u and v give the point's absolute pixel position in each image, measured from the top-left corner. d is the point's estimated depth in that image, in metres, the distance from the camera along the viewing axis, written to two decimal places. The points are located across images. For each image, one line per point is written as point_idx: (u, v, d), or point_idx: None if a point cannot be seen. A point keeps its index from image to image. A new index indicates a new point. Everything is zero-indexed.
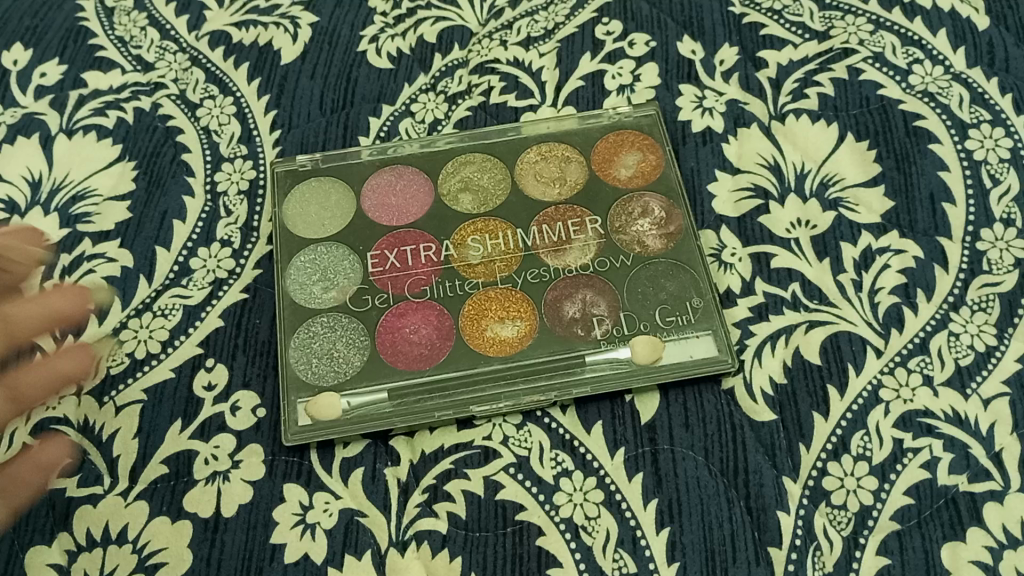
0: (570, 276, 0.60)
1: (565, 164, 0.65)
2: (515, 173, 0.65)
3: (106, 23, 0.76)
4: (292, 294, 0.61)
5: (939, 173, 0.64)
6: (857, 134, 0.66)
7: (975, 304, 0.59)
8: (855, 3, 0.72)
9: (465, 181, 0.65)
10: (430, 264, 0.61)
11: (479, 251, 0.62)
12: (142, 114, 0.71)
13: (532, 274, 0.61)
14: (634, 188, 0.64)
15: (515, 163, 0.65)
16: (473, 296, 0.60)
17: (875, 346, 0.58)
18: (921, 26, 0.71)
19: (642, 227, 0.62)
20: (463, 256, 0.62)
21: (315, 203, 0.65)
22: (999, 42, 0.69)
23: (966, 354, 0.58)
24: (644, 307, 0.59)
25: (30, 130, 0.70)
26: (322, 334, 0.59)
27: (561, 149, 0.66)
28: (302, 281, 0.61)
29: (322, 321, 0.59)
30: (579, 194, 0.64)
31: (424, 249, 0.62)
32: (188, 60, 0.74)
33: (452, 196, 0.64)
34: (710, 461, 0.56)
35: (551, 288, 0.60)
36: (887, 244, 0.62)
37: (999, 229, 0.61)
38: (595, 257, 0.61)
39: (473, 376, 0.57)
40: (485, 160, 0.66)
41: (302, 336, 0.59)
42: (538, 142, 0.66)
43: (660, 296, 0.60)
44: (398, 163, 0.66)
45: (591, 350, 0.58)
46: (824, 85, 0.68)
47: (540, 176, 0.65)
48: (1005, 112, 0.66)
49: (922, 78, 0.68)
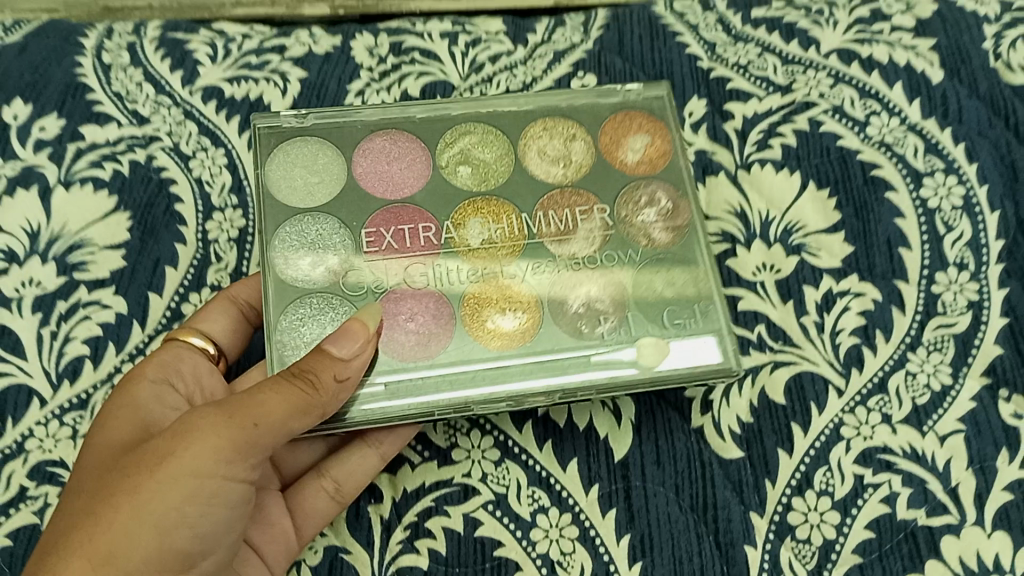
0: (575, 268, 0.60)
1: (570, 142, 0.64)
2: (518, 148, 0.64)
3: (103, 78, 0.79)
4: (280, 271, 0.59)
5: (895, 220, 0.67)
6: (819, 181, 0.69)
7: (931, 345, 0.62)
8: (815, 58, 0.76)
9: (464, 154, 0.63)
10: (428, 246, 0.60)
11: (480, 234, 0.61)
12: (137, 166, 0.74)
13: (537, 265, 0.60)
14: (641, 175, 0.63)
15: (518, 137, 0.64)
16: (475, 284, 0.60)
17: (836, 386, 0.61)
18: (879, 79, 0.74)
19: (649, 219, 0.62)
20: (464, 239, 0.61)
21: (300, 166, 0.62)
22: (953, 95, 0.72)
23: (922, 394, 0.61)
24: (651, 311, 0.59)
25: (30, 182, 0.73)
26: (310, 319, 0.58)
27: (567, 126, 0.65)
28: (288, 254, 0.59)
29: (311, 304, 0.58)
30: (585, 176, 0.63)
31: (423, 229, 0.61)
32: (182, 114, 0.77)
33: (451, 169, 0.63)
34: (680, 497, 0.58)
35: (556, 282, 0.60)
36: (847, 287, 0.65)
37: (953, 272, 0.65)
38: (601, 250, 0.61)
39: (468, 372, 0.57)
40: (486, 132, 0.64)
41: (290, 319, 0.58)
42: (543, 116, 0.65)
43: (665, 300, 0.60)
44: (395, 127, 0.64)
45: (596, 350, 0.58)
46: (787, 136, 0.72)
47: (545, 152, 0.64)
48: (957, 161, 0.69)
49: (879, 129, 0.71)
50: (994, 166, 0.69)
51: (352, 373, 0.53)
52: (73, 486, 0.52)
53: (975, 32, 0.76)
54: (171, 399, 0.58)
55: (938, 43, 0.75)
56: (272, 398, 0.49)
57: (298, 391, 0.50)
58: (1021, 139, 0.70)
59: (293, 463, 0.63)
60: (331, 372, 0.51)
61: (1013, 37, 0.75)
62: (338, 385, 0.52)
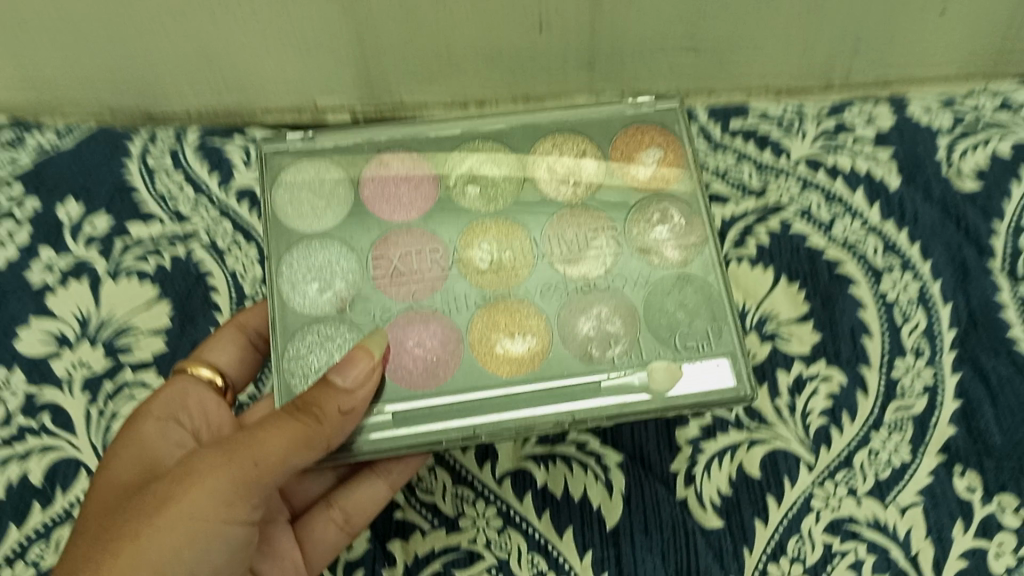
0: (580, 292, 0.66)
1: (581, 158, 0.69)
2: (527, 165, 0.69)
3: (148, 181, 0.86)
4: (288, 298, 0.65)
5: (859, 312, 0.74)
6: (788, 277, 0.77)
7: (892, 425, 0.69)
8: (785, 166, 0.83)
9: (472, 171, 0.69)
10: (436, 268, 0.67)
11: (488, 257, 0.67)
12: (178, 260, 0.82)
13: (543, 287, 0.66)
14: (653, 191, 0.69)
15: (526, 155, 0.69)
16: (485, 304, 0.66)
17: (807, 462, 0.68)
18: (842, 186, 0.81)
19: (659, 236, 0.67)
20: (473, 260, 0.67)
21: (308, 191, 0.68)
22: (909, 201, 0.79)
23: (884, 469, 0.67)
24: (665, 336, 0.64)
25: (80, 273, 0.81)
26: (315, 343, 0.64)
27: (578, 142, 0.69)
28: (295, 280, 0.66)
29: (316, 329, 0.65)
30: (594, 195, 0.69)
31: (430, 253, 0.67)
32: (218, 213, 0.84)
33: (459, 189, 0.69)
34: (666, 563, 0.65)
35: (563, 305, 0.66)
36: (816, 371, 0.72)
37: (911, 359, 0.72)
38: (610, 271, 0.66)
39: (466, 402, 0.62)
40: (495, 149, 0.69)
41: (296, 345, 0.64)
42: (552, 133, 0.70)
43: (676, 323, 0.64)
44: (401, 148, 0.69)
45: (607, 375, 0.63)
46: (761, 236, 0.80)
47: (554, 170, 0.69)
48: (913, 258, 0.77)
49: (844, 230, 0.79)
50: (946, 266, 0.76)
51: (354, 404, 0.59)
52: (85, 517, 0.58)
53: (932, 138, 0.82)
54: (176, 435, 0.64)
55: (894, 151, 0.82)
56: (272, 434, 0.55)
57: (298, 425, 0.56)
58: (971, 242, 0.77)
59: (300, 495, 0.71)
60: (331, 405, 0.57)
61: (968, 145, 0.81)
62: (339, 418, 0.58)
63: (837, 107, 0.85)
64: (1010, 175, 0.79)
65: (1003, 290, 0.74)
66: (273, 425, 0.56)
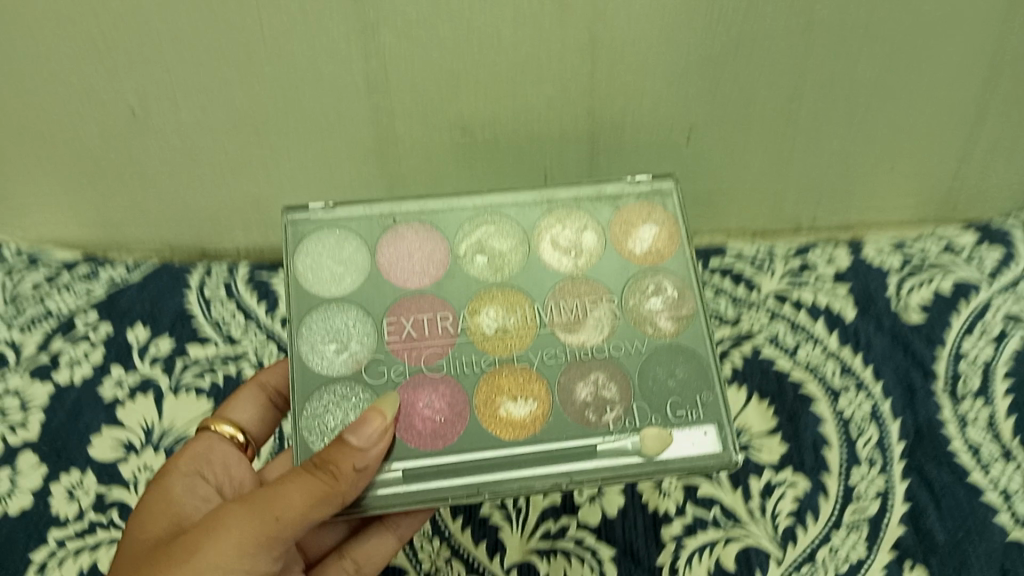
0: (580, 360, 0.70)
1: (582, 233, 0.74)
2: (529, 238, 0.74)
3: (205, 309, 0.98)
4: (307, 358, 0.69)
5: (820, 426, 0.85)
6: (758, 392, 0.88)
7: (849, 525, 0.79)
8: (756, 298, 0.94)
9: (480, 245, 0.74)
10: (446, 333, 0.70)
11: (496, 325, 0.71)
12: (231, 378, 0.94)
13: (547, 353, 0.70)
14: (649, 263, 0.73)
15: (528, 227, 0.74)
16: (490, 368, 0.69)
17: (775, 557, 0.78)
18: (806, 318, 0.92)
19: (654, 306, 0.71)
20: (480, 325, 0.71)
21: (327, 254, 0.72)
22: (863, 330, 0.91)
23: (842, 563, 0.78)
24: (657, 402, 0.68)
25: (146, 388, 0.93)
26: (335, 399, 0.68)
27: (577, 216, 0.75)
28: (314, 341, 0.69)
29: (336, 386, 0.68)
30: (594, 268, 0.73)
31: (441, 319, 0.71)
32: (265, 336, 0.96)
33: (469, 260, 0.73)
34: None
35: (563, 372, 0.69)
36: (783, 478, 0.82)
37: (865, 467, 0.82)
38: (608, 339, 0.70)
39: (474, 461, 0.66)
40: (499, 221, 0.75)
41: (316, 401, 0.68)
42: (553, 207, 0.75)
43: (671, 392, 0.68)
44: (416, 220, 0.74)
45: (603, 439, 0.67)
46: (736, 360, 0.90)
47: (556, 244, 0.74)
48: (865, 380, 0.87)
49: (806, 355, 0.90)
50: (894, 385, 0.87)
51: (364, 462, 0.62)
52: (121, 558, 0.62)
53: (881, 275, 0.94)
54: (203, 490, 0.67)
55: (848, 284, 0.94)
56: (294, 491, 0.59)
57: (320, 480, 0.59)
58: (917, 364, 0.88)
59: (315, 547, 0.75)
60: (348, 463, 0.60)
61: (915, 282, 0.93)
62: (352, 475, 0.61)
63: (804, 249, 0.97)
64: (952, 307, 0.91)
65: (948, 409, 0.85)
66: (293, 482, 0.59)
